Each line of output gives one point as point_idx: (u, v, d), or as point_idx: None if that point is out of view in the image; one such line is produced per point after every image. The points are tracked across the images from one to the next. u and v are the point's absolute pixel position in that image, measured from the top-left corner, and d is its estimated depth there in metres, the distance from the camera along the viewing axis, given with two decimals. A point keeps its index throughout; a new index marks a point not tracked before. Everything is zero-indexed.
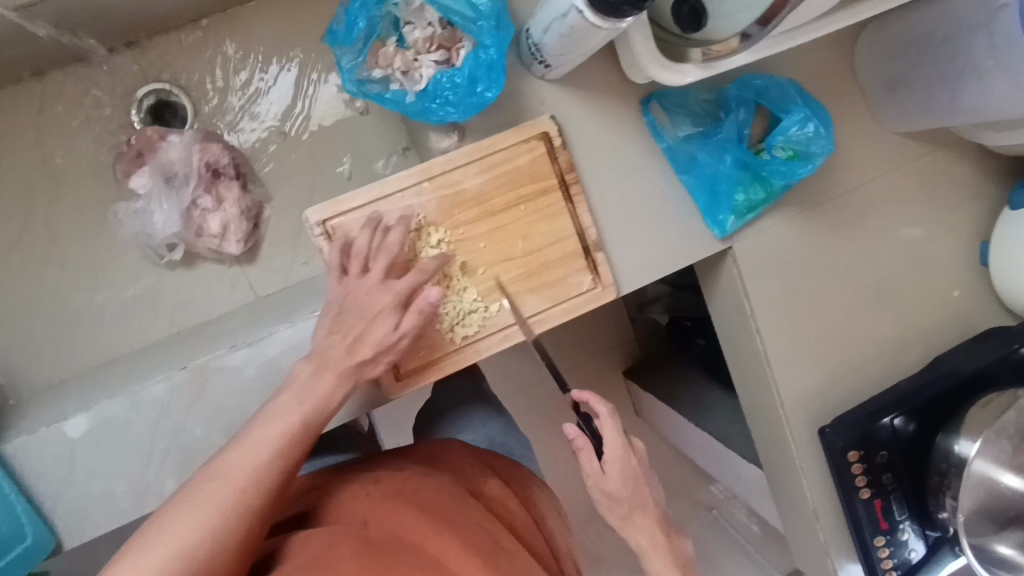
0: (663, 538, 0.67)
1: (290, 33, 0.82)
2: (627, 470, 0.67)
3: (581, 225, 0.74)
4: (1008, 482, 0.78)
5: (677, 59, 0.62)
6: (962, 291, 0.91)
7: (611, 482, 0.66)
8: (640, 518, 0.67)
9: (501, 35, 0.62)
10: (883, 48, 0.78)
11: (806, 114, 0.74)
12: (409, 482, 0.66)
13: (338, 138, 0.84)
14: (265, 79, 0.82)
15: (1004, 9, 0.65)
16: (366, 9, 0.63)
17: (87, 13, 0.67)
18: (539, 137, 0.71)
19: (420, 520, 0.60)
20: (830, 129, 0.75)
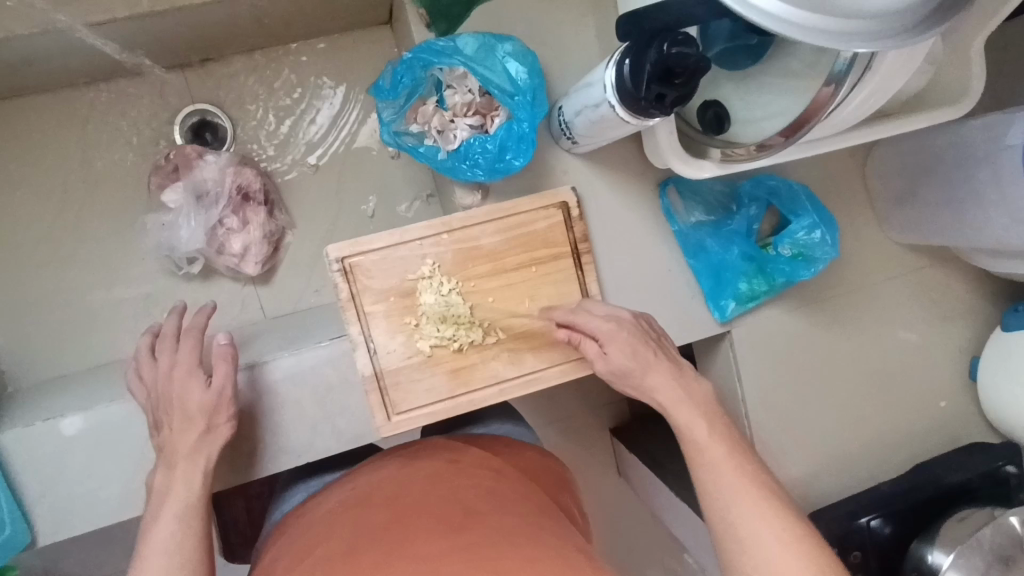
0: (677, 386, 0.65)
1: (337, 74, 0.86)
2: (625, 343, 0.66)
3: (587, 292, 0.77)
4: None
5: (696, 153, 0.66)
6: (949, 402, 0.93)
7: (613, 356, 0.66)
8: (658, 381, 0.65)
9: (535, 111, 0.67)
10: (894, 162, 0.82)
11: (814, 221, 0.77)
12: (377, 485, 0.65)
13: (365, 176, 0.88)
14: (306, 111, 0.86)
15: (1010, 148, 0.69)
16: (412, 70, 0.67)
17: (152, 33, 0.71)
18: (557, 206, 0.74)
19: (383, 514, 0.60)
20: (837, 238, 0.77)
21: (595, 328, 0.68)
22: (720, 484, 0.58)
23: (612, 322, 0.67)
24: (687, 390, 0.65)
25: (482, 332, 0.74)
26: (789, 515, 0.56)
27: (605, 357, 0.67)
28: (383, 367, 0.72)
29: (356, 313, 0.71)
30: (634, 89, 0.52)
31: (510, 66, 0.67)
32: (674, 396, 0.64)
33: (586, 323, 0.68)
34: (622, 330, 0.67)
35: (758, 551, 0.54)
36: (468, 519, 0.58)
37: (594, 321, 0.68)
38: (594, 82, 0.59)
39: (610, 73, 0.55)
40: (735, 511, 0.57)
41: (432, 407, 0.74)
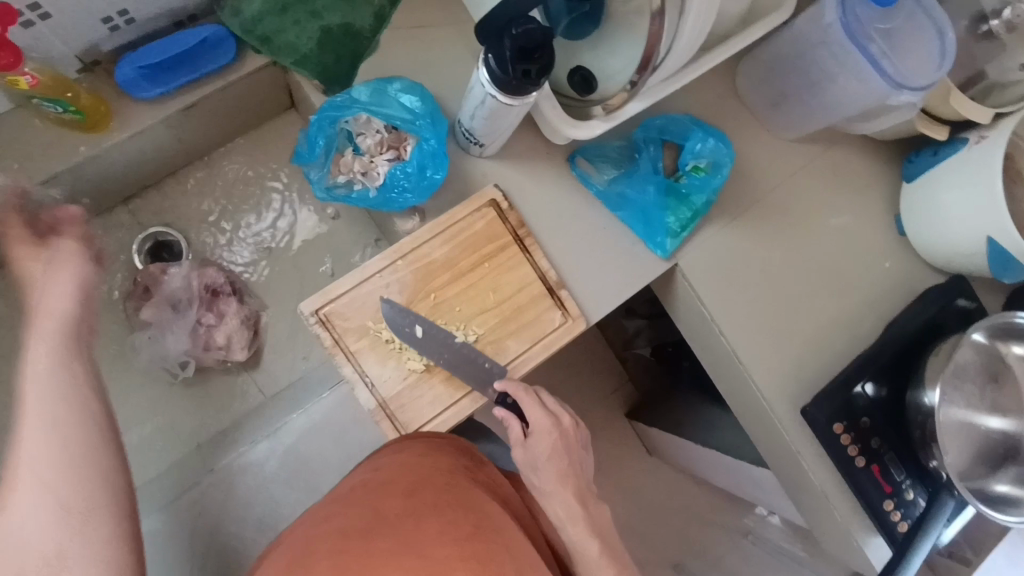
0: (579, 508, 0.75)
1: (262, 165, 0.95)
2: (551, 440, 0.76)
3: (540, 269, 0.84)
4: (987, 420, 0.91)
5: (583, 116, 0.74)
6: (892, 261, 1.01)
7: (535, 450, 0.75)
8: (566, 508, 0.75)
9: (437, 128, 0.76)
10: (756, 75, 0.93)
11: (703, 133, 0.87)
12: (399, 475, 0.71)
13: (316, 244, 0.95)
14: (245, 203, 0.94)
15: (831, 26, 0.79)
16: (323, 130, 0.76)
17: (92, 177, 0.80)
18: (487, 204, 0.83)
19: (401, 504, 0.68)
20: (728, 143, 0.88)
21: (533, 419, 0.76)
22: None
23: (548, 421, 0.76)
24: (591, 516, 0.76)
25: (461, 334, 0.80)
26: None
27: (527, 449, 0.76)
28: (384, 395, 0.78)
29: (344, 354, 0.78)
30: (504, 74, 0.62)
31: (404, 99, 0.76)
32: (575, 514, 0.75)
33: (528, 411, 0.76)
34: (549, 426, 0.76)
35: None
36: (476, 532, 0.66)
37: (534, 414, 0.76)
38: (473, 85, 0.68)
39: (482, 71, 0.64)
40: None
41: (441, 415, 0.80)
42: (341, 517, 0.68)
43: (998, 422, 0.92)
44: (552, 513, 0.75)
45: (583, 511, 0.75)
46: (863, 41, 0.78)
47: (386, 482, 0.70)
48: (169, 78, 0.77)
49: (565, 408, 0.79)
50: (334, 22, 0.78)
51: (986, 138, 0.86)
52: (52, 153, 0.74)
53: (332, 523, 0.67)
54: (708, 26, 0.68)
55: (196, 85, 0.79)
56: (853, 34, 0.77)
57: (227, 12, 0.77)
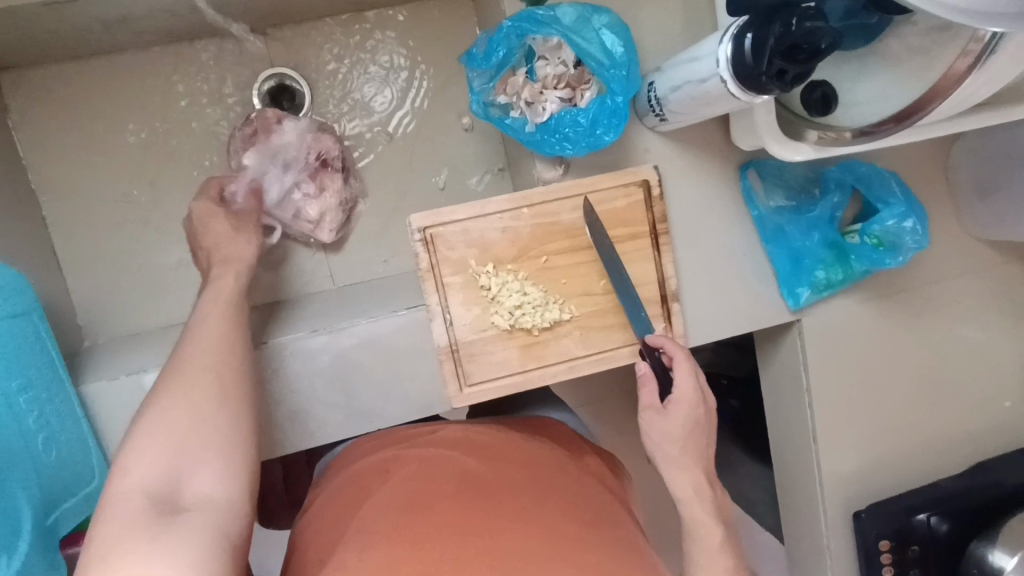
0: (705, 487, 0.67)
1: (415, 43, 0.85)
2: (693, 414, 0.68)
3: (663, 273, 0.76)
4: None
5: (794, 136, 0.65)
6: (1015, 403, 0.92)
7: (673, 417, 0.67)
8: (690, 468, 0.67)
9: (628, 85, 0.66)
10: (985, 153, 0.79)
11: (905, 210, 0.75)
12: (502, 444, 0.67)
13: (437, 150, 0.87)
14: (382, 79, 0.86)
15: None
16: (507, 40, 0.66)
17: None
18: (638, 185, 0.74)
19: (514, 472, 0.63)
20: (926, 227, 0.75)
21: (681, 384, 0.68)
22: None
23: (694, 393, 0.67)
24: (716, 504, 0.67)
25: (557, 310, 0.74)
26: None
27: (660, 416, 0.68)
28: (458, 338, 0.73)
29: (435, 283, 0.72)
30: (754, 63, 0.51)
31: (605, 38, 0.66)
32: (700, 495, 0.67)
33: (678, 373, 0.68)
34: (695, 400, 0.68)
35: None
36: (594, 520, 0.59)
37: (682, 376, 0.68)
38: (705, 56, 0.57)
39: (726, 46, 0.54)
40: None
41: (503, 380, 0.74)
42: (452, 464, 0.63)
43: None
44: (673, 488, 0.67)
45: (710, 492, 0.67)
46: None
47: (486, 447, 0.67)
48: None
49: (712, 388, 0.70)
50: None
51: None
52: None
53: (439, 466, 0.63)
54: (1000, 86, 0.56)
55: None
56: None
57: None
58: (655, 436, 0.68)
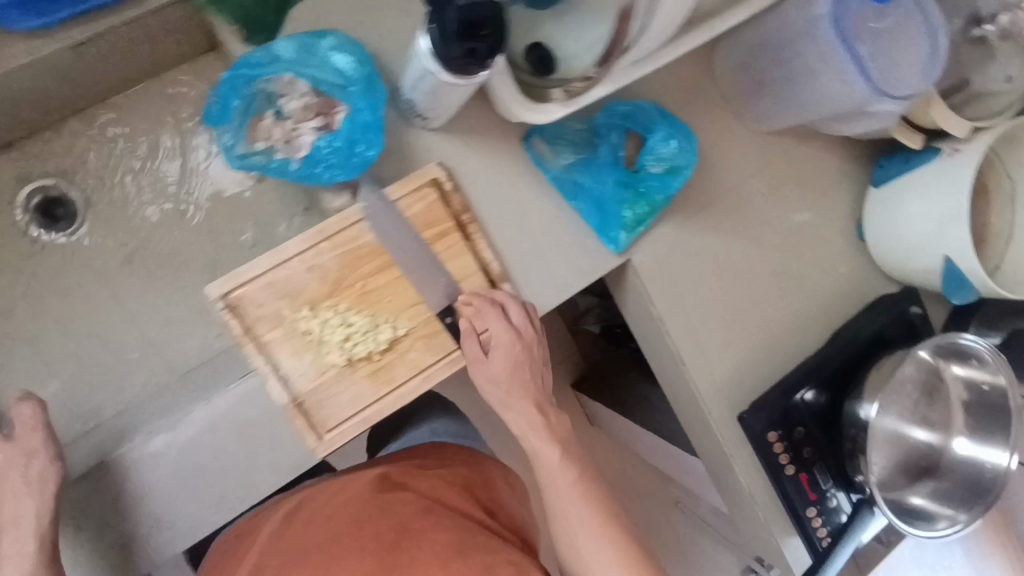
0: (536, 414, 0.76)
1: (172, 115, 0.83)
2: (510, 353, 0.74)
3: (483, 260, 0.78)
4: (917, 434, 0.94)
5: (541, 99, 0.67)
6: (848, 267, 0.99)
7: (494, 361, 0.74)
8: (519, 400, 0.75)
9: (373, 97, 0.65)
10: (734, 55, 0.84)
11: (668, 132, 0.81)
12: (321, 501, 0.76)
13: (237, 213, 0.85)
14: (151, 159, 0.83)
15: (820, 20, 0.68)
16: (237, 89, 0.65)
17: None
18: (429, 185, 0.75)
19: (330, 525, 0.72)
20: (693, 142, 0.81)
21: (495, 330, 0.73)
22: (581, 535, 0.71)
23: (508, 337, 0.73)
24: (550, 421, 0.76)
25: (390, 328, 0.74)
26: (617, 541, 0.71)
27: (486, 358, 0.74)
28: (300, 390, 0.72)
29: (256, 345, 0.70)
30: (445, 49, 0.52)
31: (336, 58, 0.65)
32: (535, 422, 0.76)
33: (490, 321, 0.73)
34: (511, 342, 0.74)
35: None
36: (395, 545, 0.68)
37: (493, 326, 0.73)
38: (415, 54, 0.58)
39: (422, 42, 0.55)
40: (585, 550, 0.70)
41: (361, 414, 0.74)
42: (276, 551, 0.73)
43: (925, 435, 0.94)
44: (512, 426, 0.77)
45: (542, 419, 0.75)
46: (851, 42, 0.68)
47: (309, 514, 0.76)
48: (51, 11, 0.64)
49: (533, 318, 0.76)
50: None
51: (959, 153, 0.82)
52: None
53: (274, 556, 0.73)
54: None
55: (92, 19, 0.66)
56: (842, 35, 0.68)
57: None
58: (486, 382, 0.75)
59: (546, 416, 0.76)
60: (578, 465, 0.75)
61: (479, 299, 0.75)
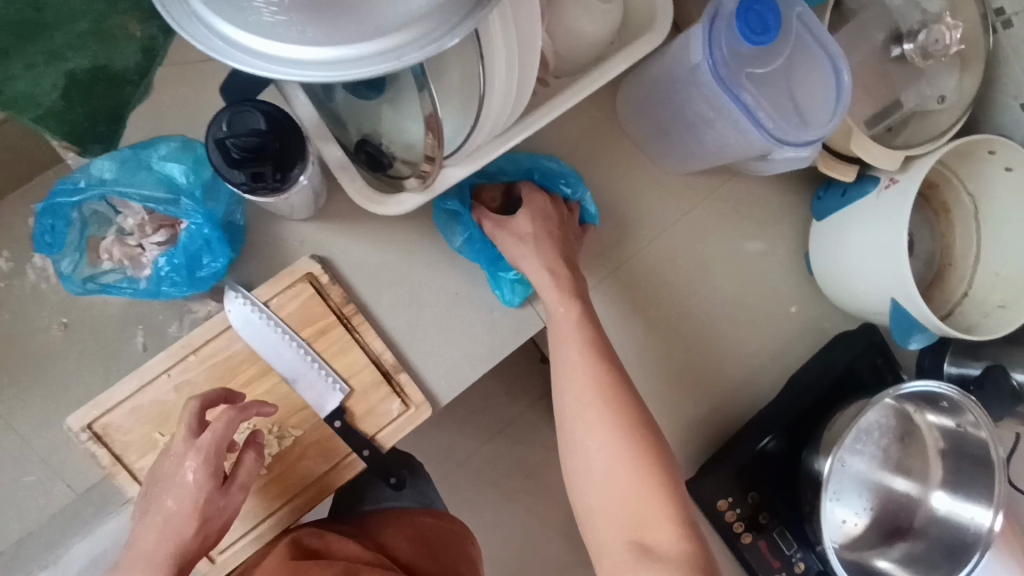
0: (558, 268, 0.71)
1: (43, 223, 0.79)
2: (539, 219, 0.73)
3: (373, 352, 0.72)
4: (896, 485, 0.85)
5: (396, 188, 0.62)
6: (800, 304, 0.89)
7: (519, 222, 0.73)
8: (540, 260, 0.71)
9: (211, 206, 0.61)
10: (632, 99, 0.77)
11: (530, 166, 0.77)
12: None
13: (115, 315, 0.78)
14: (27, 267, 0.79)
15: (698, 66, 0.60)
16: (62, 213, 0.61)
17: None
18: (303, 281, 0.69)
19: None
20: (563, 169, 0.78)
21: (532, 202, 0.74)
22: (579, 403, 0.66)
23: (538, 204, 0.74)
24: (574, 285, 0.71)
25: (275, 440, 0.69)
26: (627, 427, 0.64)
27: (508, 224, 0.73)
28: None
29: (128, 474, 0.66)
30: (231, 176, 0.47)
31: (169, 168, 0.62)
32: (552, 286, 0.71)
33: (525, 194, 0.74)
34: (545, 220, 0.73)
35: (592, 463, 0.64)
36: None
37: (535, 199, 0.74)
38: None
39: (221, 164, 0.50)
40: (580, 423, 0.65)
41: (254, 531, 0.70)
42: None
43: (902, 485, 0.85)
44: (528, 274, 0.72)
45: (565, 271, 0.71)
46: (737, 88, 0.59)
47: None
48: None
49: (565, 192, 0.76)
50: (82, 66, 0.62)
51: (897, 183, 0.73)
52: None
53: None
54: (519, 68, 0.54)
55: None
56: (723, 81, 0.59)
57: None
58: (508, 237, 0.73)
59: (586, 308, 0.71)
60: (607, 353, 0.68)
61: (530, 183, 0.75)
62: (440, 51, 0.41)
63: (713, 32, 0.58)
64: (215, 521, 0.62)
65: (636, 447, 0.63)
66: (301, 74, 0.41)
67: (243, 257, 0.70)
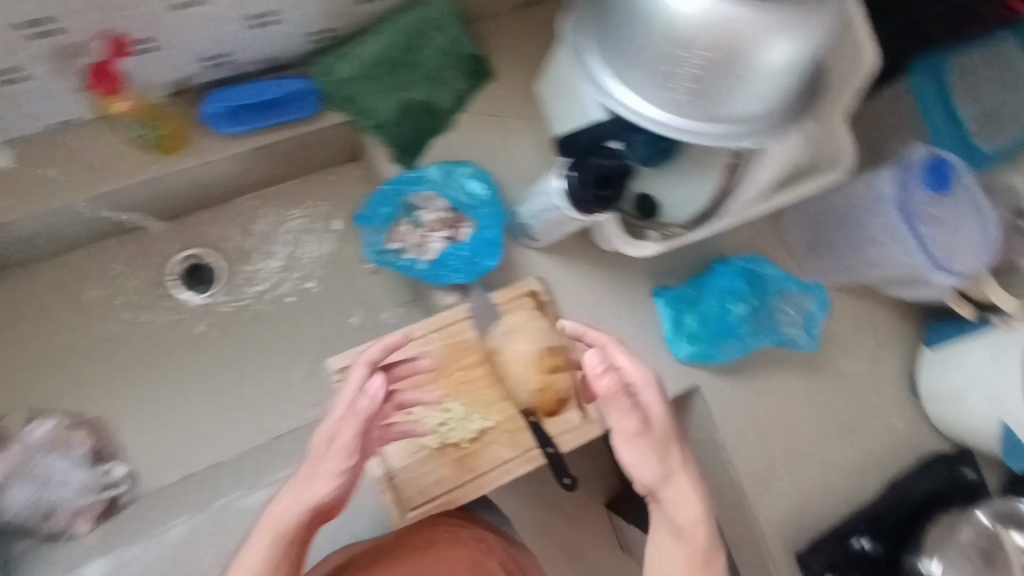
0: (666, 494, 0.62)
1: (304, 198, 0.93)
2: (663, 421, 0.63)
3: (567, 367, 0.86)
4: None
5: (639, 236, 0.77)
6: (904, 419, 1.02)
7: (626, 419, 0.62)
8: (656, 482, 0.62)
9: (497, 219, 0.79)
10: (800, 216, 0.96)
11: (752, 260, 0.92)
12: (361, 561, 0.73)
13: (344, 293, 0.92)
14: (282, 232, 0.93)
15: (886, 200, 0.82)
16: (387, 199, 0.79)
17: (158, 194, 0.80)
18: (526, 295, 0.85)
19: None
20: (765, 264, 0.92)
21: (631, 375, 0.63)
22: None
23: (654, 392, 0.63)
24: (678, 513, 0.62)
25: (480, 420, 0.81)
26: None
27: (612, 414, 0.62)
28: (393, 466, 0.79)
29: None
30: (580, 192, 0.63)
31: (470, 183, 0.79)
32: (670, 507, 0.62)
33: (624, 365, 0.64)
34: (656, 409, 0.63)
35: None
36: None
37: (634, 372, 0.63)
38: (545, 192, 0.71)
39: (558, 183, 0.66)
40: None
41: (442, 498, 0.80)
42: None
43: None
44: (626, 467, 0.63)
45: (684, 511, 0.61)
46: (916, 221, 0.81)
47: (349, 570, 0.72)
48: (250, 119, 0.76)
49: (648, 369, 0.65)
50: (418, 96, 0.81)
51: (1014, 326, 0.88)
52: (124, 164, 0.73)
53: None
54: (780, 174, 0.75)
55: (269, 130, 0.78)
56: (907, 214, 0.81)
57: (318, 70, 0.78)
58: (627, 433, 0.62)
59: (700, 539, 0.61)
60: None
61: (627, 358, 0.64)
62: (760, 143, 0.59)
63: (905, 178, 0.81)
64: (350, 455, 0.69)
65: None
66: (683, 134, 0.59)
67: None
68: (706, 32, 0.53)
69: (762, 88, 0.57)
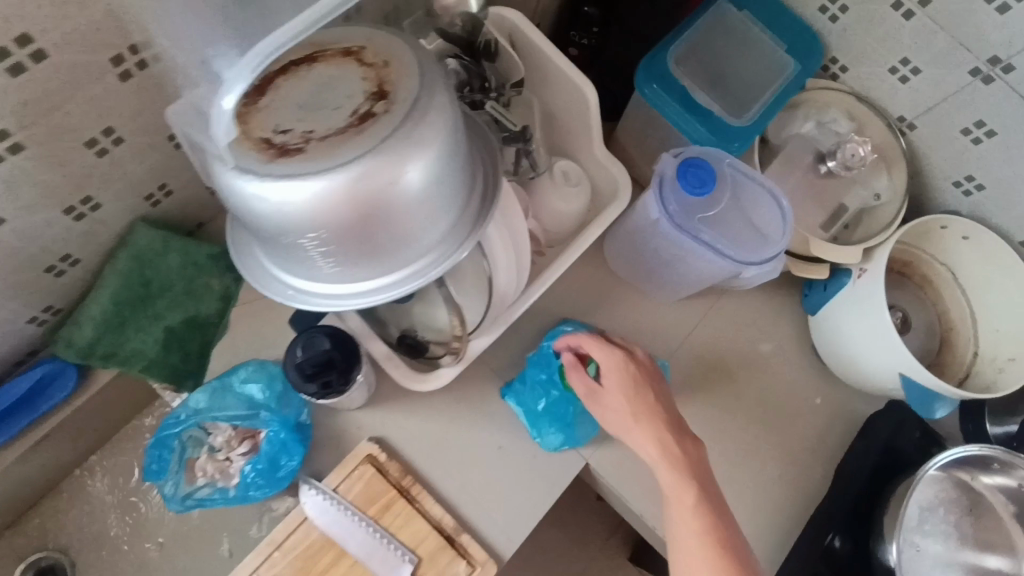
0: (672, 448, 0.71)
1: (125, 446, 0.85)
2: (621, 372, 0.75)
3: (434, 517, 0.78)
4: (992, 563, 0.82)
5: (433, 365, 0.73)
6: (822, 396, 0.94)
7: (604, 389, 0.75)
8: (655, 443, 0.72)
9: (285, 413, 0.73)
10: (618, 248, 0.89)
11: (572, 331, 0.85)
12: None
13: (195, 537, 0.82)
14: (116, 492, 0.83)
15: (657, 222, 0.73)
16: (168, 443, 0.73)
17: None
18: (364, 462, 0.78)
19: None
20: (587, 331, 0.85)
21: (600, 356, 0.77)
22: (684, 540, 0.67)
23: (617, 355, 0.76)
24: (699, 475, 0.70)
25: None
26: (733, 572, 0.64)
27: (595, 386, 0.75)
28: None
29: None
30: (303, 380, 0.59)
31: (250, 388, 0.74)
32: (662, 456, 0.71)
33: (592, 349, 0.77)
34: (618, 368, 0.75)
35: None
36: None
37: (597, 352, 0.77)
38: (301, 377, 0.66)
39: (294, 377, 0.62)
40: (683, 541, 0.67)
41: None
42: None
43: (994, 561, 0.82)
44: (643, 458, 0.73)
45: (676, 451, 0.71)
46: (694, 228, 0.72)
47: None
48: (7, 427, 0.72)
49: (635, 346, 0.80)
50: (176, 319, 0.78)
51: (867, 271, 0.80)
52: None
53: None
54: (527, 246, 0.69)
55: (43, 419, 0.74)
56: (681, 227, 0.71)
57: (59, 346, 0.73)
58: (596, 406, 0.75)
59: (704, 491, 0.70)
60: (725, 543, 0.66)
61: (585, 336, 0.79)
62: (467, 251, 0.56)
63: (663, 190, 0.71)
64: None
65: (725, 554, 0.65)
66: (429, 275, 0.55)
67: (313, 452, 0.80)
68: (373, 206, 0.47)
69: (430, 214, 0.52)
